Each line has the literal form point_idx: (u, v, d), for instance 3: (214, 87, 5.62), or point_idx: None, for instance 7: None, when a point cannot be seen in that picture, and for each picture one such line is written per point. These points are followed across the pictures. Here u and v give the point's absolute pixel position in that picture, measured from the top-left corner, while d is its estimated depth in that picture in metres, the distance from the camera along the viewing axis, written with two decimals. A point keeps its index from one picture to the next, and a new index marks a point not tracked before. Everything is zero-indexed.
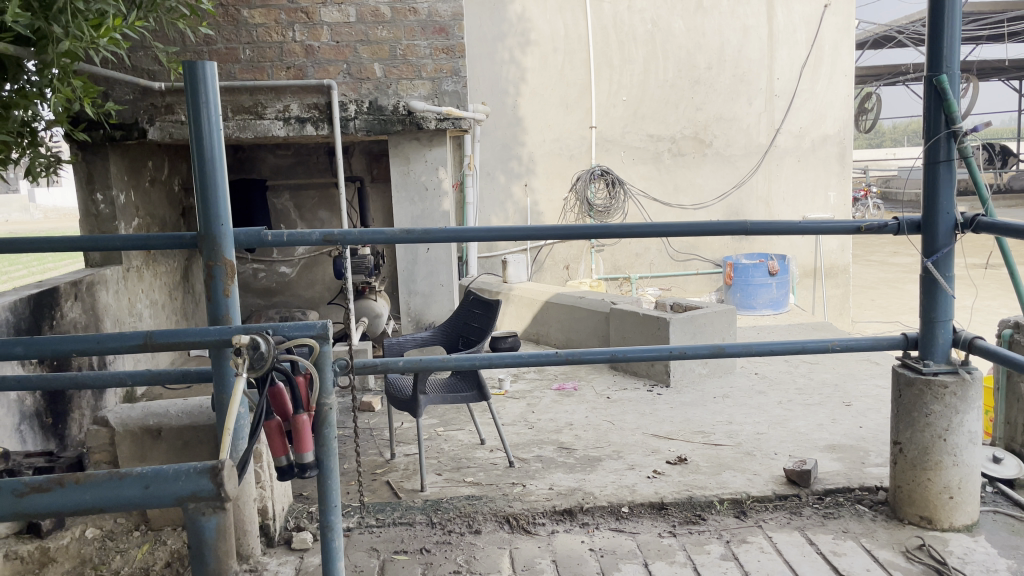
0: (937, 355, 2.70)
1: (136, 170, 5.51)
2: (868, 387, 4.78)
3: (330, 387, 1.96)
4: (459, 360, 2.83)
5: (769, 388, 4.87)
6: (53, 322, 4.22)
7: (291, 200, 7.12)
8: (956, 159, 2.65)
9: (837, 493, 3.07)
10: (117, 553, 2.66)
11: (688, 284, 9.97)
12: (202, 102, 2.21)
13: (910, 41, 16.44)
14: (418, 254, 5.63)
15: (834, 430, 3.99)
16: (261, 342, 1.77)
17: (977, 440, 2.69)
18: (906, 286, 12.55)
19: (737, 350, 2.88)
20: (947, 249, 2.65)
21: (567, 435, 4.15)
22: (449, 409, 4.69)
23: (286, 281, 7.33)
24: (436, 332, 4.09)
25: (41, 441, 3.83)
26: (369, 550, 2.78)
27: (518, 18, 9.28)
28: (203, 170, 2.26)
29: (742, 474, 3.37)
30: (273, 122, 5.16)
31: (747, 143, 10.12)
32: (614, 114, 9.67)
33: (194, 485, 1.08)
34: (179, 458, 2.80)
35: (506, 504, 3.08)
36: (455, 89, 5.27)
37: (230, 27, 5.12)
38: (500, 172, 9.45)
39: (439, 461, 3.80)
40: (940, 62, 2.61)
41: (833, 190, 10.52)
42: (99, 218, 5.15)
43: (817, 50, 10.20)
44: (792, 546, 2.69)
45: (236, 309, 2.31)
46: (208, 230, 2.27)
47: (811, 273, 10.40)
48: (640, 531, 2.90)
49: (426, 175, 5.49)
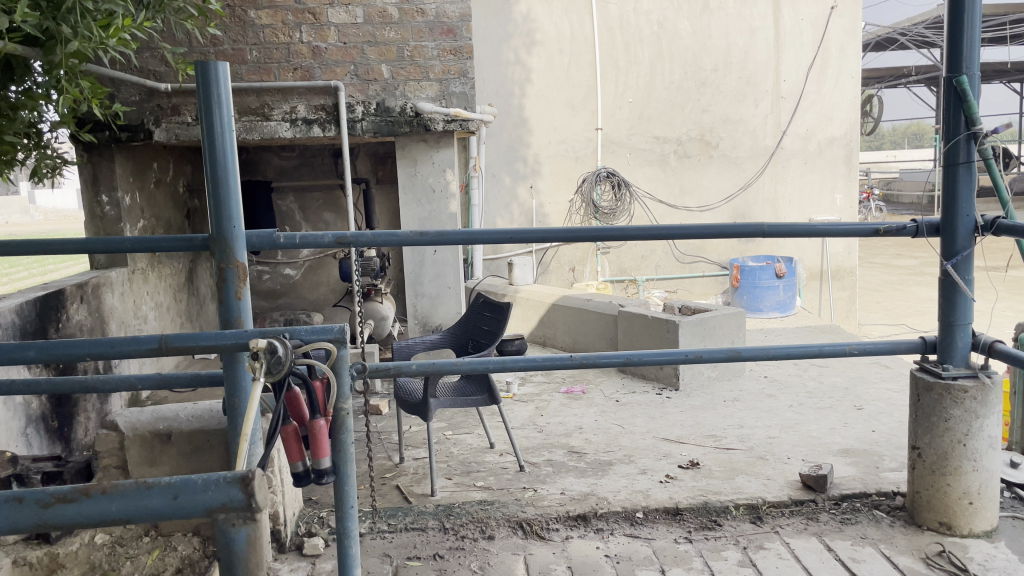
0: (957, 359, 2.65)
1: (142, 171, 5.48)
2: (879, 391, 4.75)
3: (346, 391, 1.97)
4: (472, 363, 2.77)
5: (779, 391, 4.84)
6: (59, 324, 4.18)
7: (295, 201, 7.12)
8: (975, 162, 2.61)
9: (854, 498, 3.05)
10: (127, 560, 2.65)
11: (693, 287, 9.94)
12: (215, 103, 2.18)
13: (913, 42, 16.51)
14: (426, 256, 5.58)
15: (847, 434, 3.96)
16: (278, 347, 1.74)
17: (996, 445, 2.66)
18: (912, 288, 12.51)
19: (754, 353, 2.83)
20: (967, 252, 2.60)
21: (577, 439, 4.12)
22: (458, 413, 4.65)
23: (290, 283, 7.31)
24: (446, 335, 4.06)
25: (47, 445, 3.80)
26: (383, 556, 2.75)
27: (524, 18, 9.25)
28: (215, 172, 2.22)
29: (756, 479, 3.34)
30: (279, 123, 5.13)
31: (753, 145, 10.08)
32: (620, 116, 9.65)
33: (224, 496, 1.01)
34: (189, 464, 2.77)
35: (520, 509, 3.06)
36: (463, 91, 5.25)
37: (238, 28, 5.08)
38: (505, 173, 9.43)
39: (449, 465, 3.76)
40: (959, 62, 2.56)
41: (839, 192, 10.51)
42: (103, 220, 5.13)
43: (824, 51, 10.19)
44: (810, 552, 2.66)
45: (248, 312, 2.28)
46: (220, 233, 2.24)
47: (817, 275, 10.38)
48: (655, 537, 2.86)
49: (433, 176, 5.46)
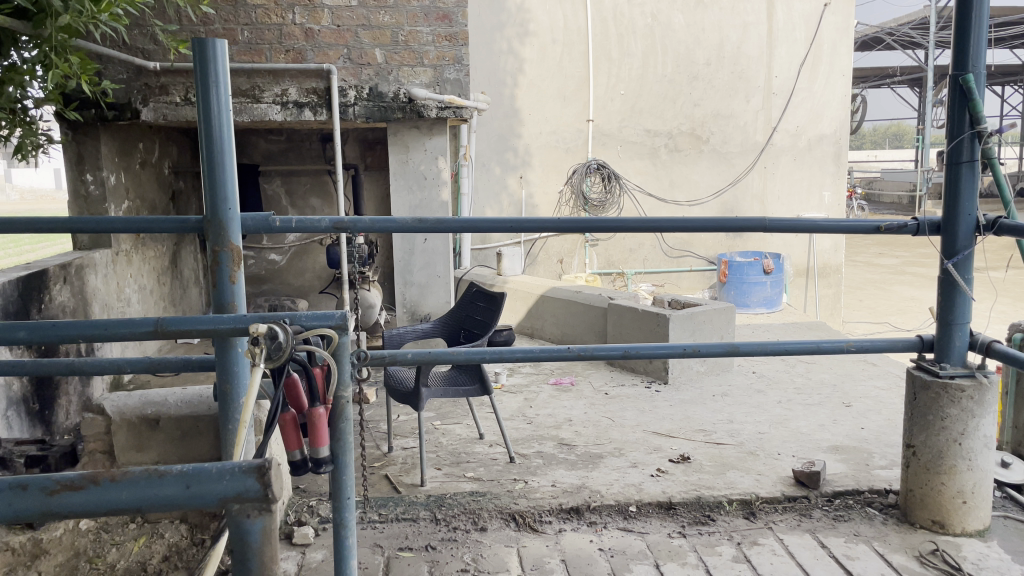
0: (954, 358, 2.66)
1: (127, 151, 5.36)
2: (867, 388, 4.79)
3: (347, 378, 1.89)
4: (469, 353, 2.72)
5: (767, 386, 4.86)
6: (41, 305, 4.08)
7: (282, 185, 7.02)
8: (979, 161, 2.60)
9: (846, 495, 3.06)
10: (112, 546, 2.59)
11: (681, 281, 9.99)
12: (212, 80, 2.12)
13: (899, 43, 16.73)
14: (416, 244, 5.52)
15: (836, 430, 3.97)
16: (279, 332, 1.68)
17: (991, 444, 2.67)
18: (894, 287, 12.66)
19: (752, 348, 2.80)
20: (968, 251, 2.59)
21: (567, 431, 4.10)
22: (446, 403, 4.62)
23: (275, 268, 7.22)
24: (436, 324, 4.00)
25: (28, 428, 3.71)
26: (374, 546, 2.72)
27: (518, 8, 9.16)
28: (211, 152, 2.16)
29: (748, 474, 3.34)
30: (270, 106, 5.05)
31: (744, 140, 10.12)
32: (612, 108, 9.61)
33: (240, 485, 0.97)
34: (177, 450, 2.72)
35: (512, 501, 3.04)
36: (457, 77, 5.20)
37: (229, 8, 4.98)
38: (496, 163, 9.34)
39: (438, 455, 3.73)
40: (966, 61, 2.55)
41: (827, 189, 10.59)
42: (87, 200, 5.02)
43: (816, 48, 10.22)
44: (804, 549, 2.66)
45: (242, 297, 2.22)
46: (215, 214, 2.17)
47: (804, 272, 10.46)
48: (648, 531, 2.85)
49: (425, 164, 5.41)
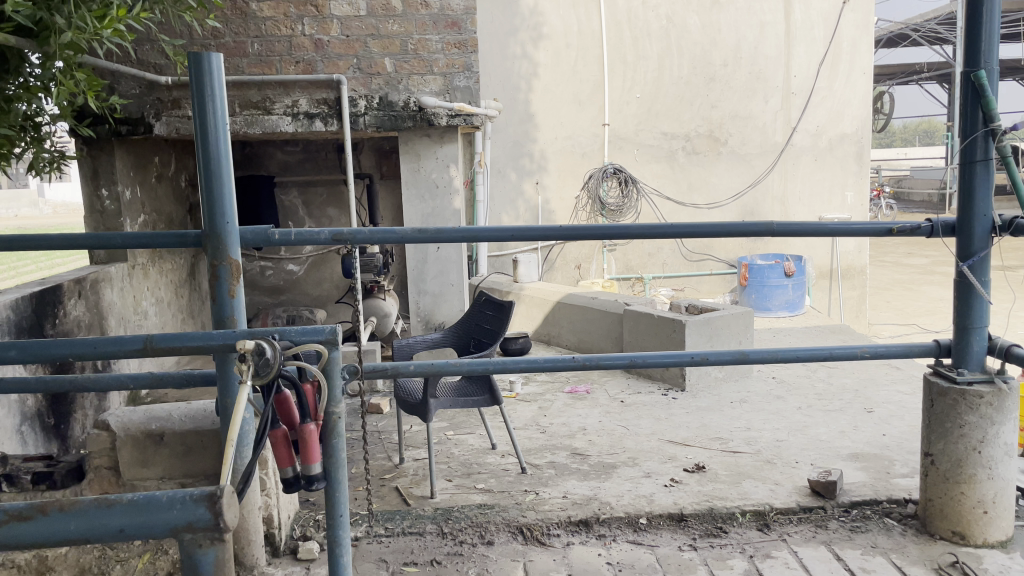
0: (972, 364, 2.56)
1: (143, 166, 5.42)
2: (889, 393, 4.66)
3: (338, 394, 1.84)
4: (473, 364, 2.66)
5: (787, 393, 4.75)
6: (55, 321, 4.12)
7: (299, 196, 7.06)
8: (993, 160, 2.51)
9: (864, 506, 2.97)
10: (117, 563, 2.58)
11: (701, 285, 9.88)
12: (208, 95, 2.09)
13: (925, 40, 16.49)
14: (428, 253, 5.52)
15: (857, 438, 3.87)
16: (266, 348, 1.64)
17: (1012, 452, 2.58)
18: (922, 288, 12.40)
19: (762, 355, 2.72)
20: (983, 253, 2.50)
21: (581, 441, 4.04)
22: (460, 412, 4.59)
23: (293, 279, 7.25)
24: (447, 334, 3.99)
25: (43, 443, 3.75)
26: (378, 561, 2.69)
27: (531, 12, 9.15)
28: (208, 170, 2.14)
29: (764, 484, 3.26)
30: (281, 117, 5.08)
31: (763, 141, 9.99)
32: (627, 112, 9.54)
33: (190, 514, 1.05)
34: (180, 465, 2.71)
35: (520, 514, 2.99)
36: (467, 85, 5.18)
37: (239, 20, 5.01)
38: (511, 170, 9.32)
39: (449, 466, 3.69)
40: (978, 57, 2.46)
41: (851, 189, 10.38)
42: (104, 214, 5.07)
43: (836, 46, 10.05)
44: (819, 562, 2.57)
45: (242, 311, 2.20)
46: (212, 228, 2.15)
47: (828, 274, 10.28)
48: (659, 544, 2.79)
49: (437, 172, 5.40)
